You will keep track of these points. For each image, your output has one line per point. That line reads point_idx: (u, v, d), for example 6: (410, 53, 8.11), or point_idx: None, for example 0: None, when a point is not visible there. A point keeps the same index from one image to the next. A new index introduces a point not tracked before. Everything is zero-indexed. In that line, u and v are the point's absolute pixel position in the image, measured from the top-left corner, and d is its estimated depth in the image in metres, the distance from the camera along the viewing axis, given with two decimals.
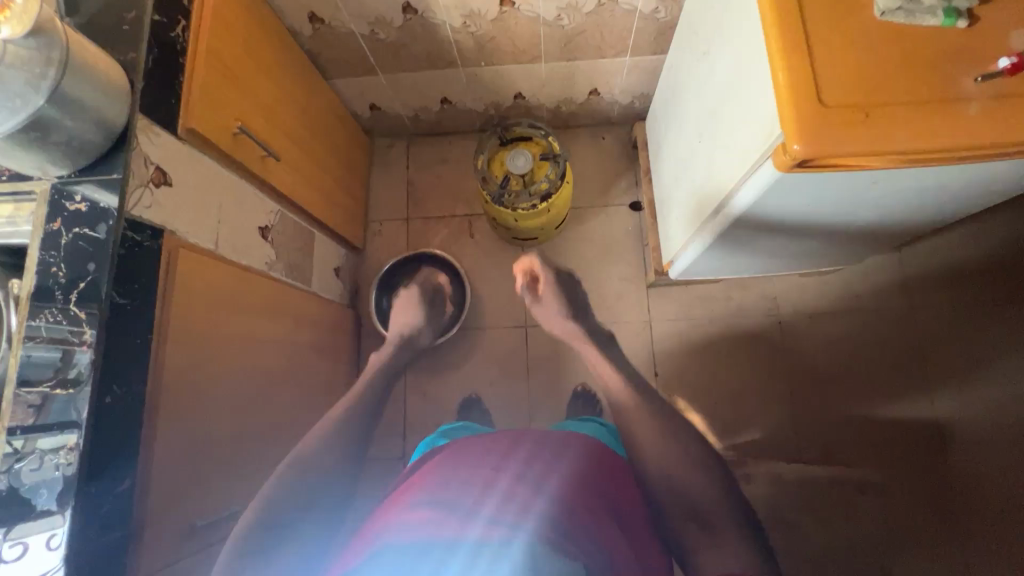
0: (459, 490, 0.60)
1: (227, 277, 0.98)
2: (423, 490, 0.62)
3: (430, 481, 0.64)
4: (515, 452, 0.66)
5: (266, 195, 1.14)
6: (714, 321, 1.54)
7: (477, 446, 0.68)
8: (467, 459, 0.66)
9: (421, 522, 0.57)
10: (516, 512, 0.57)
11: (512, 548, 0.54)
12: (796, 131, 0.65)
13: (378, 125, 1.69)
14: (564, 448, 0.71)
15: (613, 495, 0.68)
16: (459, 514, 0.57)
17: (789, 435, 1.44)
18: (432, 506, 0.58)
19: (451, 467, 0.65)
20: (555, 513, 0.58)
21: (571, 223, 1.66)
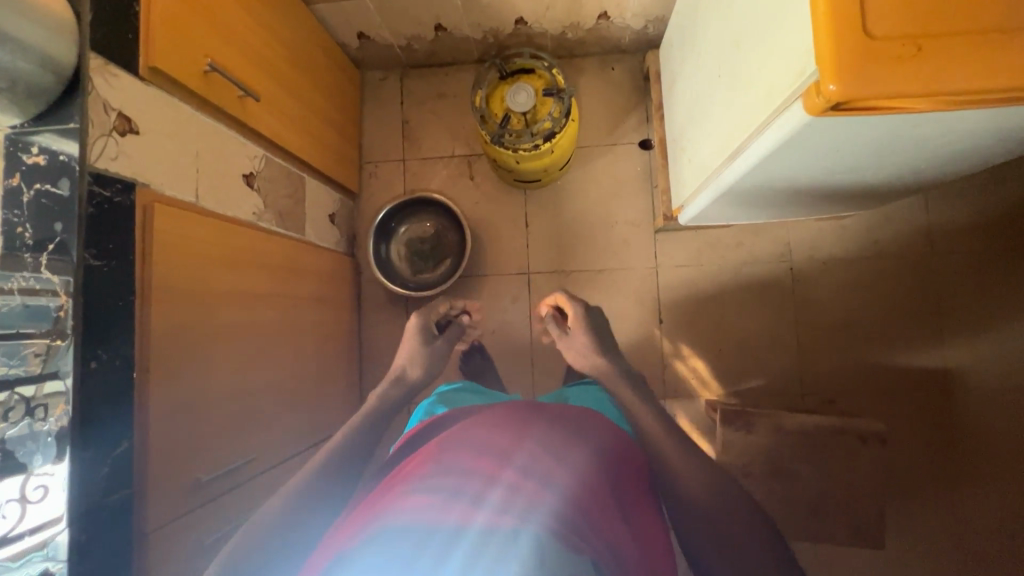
0: (465, 475, 0.60)
1: (212, 231, 0.93)
2: (427, 472, 0.62)
3: (433, 462, 0.64)
4: (524, 439, 0.66)
5: (248, 138, 1.06)
6: (724, 268, 1.49)
7: (485, 428, 0.68)
8: (471, 442, 0.66)
9: (424, 504, 0.57)
10: (523, 505, 0.57)
11: (519, 539, 0.54)
12: (834, 72, 0.57)
13: (367, 56, 1.56)
14: (575, 438, 0.71)
15: (620, 487, 0.68)
16: (465, 499, 0.58)
17: (792, 382, 1.43)
18: (436, 491, 0.59)
19: (455, 449, 0.65)
20: (562, 507, 0.58)
21: (576, 164, 1.57)
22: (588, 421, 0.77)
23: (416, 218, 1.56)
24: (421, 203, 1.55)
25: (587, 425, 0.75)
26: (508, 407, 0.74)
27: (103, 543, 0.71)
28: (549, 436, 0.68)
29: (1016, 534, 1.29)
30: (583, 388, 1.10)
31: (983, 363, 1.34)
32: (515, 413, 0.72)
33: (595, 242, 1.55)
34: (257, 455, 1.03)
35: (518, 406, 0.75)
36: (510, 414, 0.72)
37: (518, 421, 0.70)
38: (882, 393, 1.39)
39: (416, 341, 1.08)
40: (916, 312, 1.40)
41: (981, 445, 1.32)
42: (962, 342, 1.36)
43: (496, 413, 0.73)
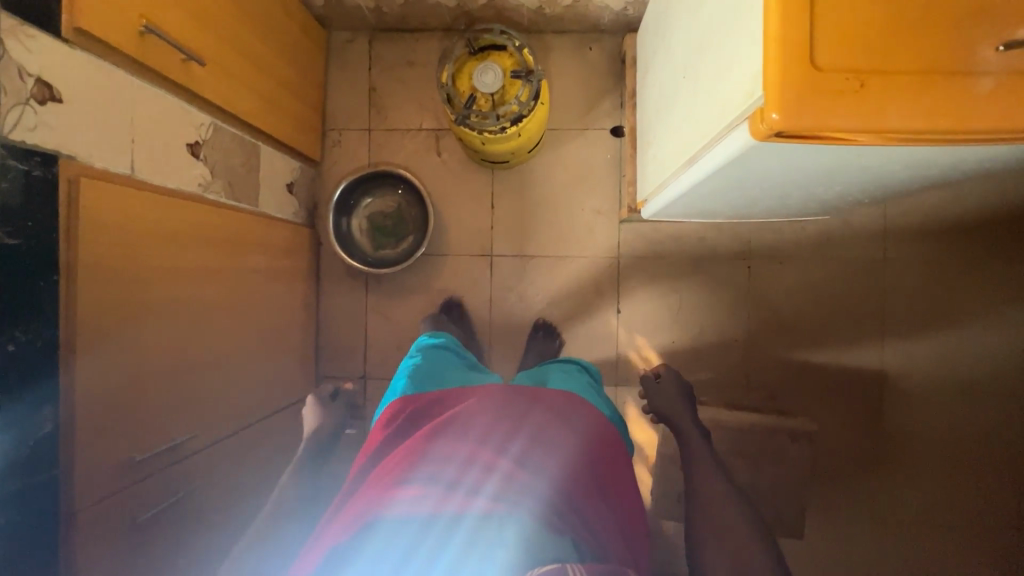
0: (462, 468, 0.71)
1: (151, 207, 0.89)
2: (426, 465, 0.72)
3: (431, 455, 0.74)
4: (513, 438, 0.78)
5: (192, 104, 1.00)
6: (685, 262, 1.51)
7: (477, 424, 0.79)
8: (466, 437, 0.76)
9: (426, 493, 0.68)
10: (515, 494, 0.69)
11: (512, 521, 0.66)
12: (777, 100, 0.57)
13: (333, 14, 1.47)
14: (563, 428, 0.83)
15: (602, 476, 0.81)
16: (460, 492, 0.68)
17: (738, 376, 1.49)
18: (435, 484, 0.69)
19: (452, 444, 0.75)
20: (549, 495, 0.71)
21: (546, 146, 1.54)
22: (576, 412, 0.89)
23: (380, 192, 1.53)
24: (385, 177, 1.51)
25: (573, 420, 0.86)
26: (499, 400, 0.85)
27: (25, 516, 0.72)
28: (536, 433, 0.80)
29: (924, 526, 1.40)
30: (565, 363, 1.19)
31: (914, 368, 1.42)
32: (507, 409, 0.83)
33: (560, 228, 1.54)
34: (200, 430, 1.03)
35: (509, 399, 0.86)
36: (500, 410, 0.83)
37: (509, 418, 0.81)
38: (822, 392, 1.45)
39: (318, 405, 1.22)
40: (862, 317, 1.45)
41: (905, 444, 1.41)
42: (899, 347, 1.43)
43: (488, 406, 0.84)
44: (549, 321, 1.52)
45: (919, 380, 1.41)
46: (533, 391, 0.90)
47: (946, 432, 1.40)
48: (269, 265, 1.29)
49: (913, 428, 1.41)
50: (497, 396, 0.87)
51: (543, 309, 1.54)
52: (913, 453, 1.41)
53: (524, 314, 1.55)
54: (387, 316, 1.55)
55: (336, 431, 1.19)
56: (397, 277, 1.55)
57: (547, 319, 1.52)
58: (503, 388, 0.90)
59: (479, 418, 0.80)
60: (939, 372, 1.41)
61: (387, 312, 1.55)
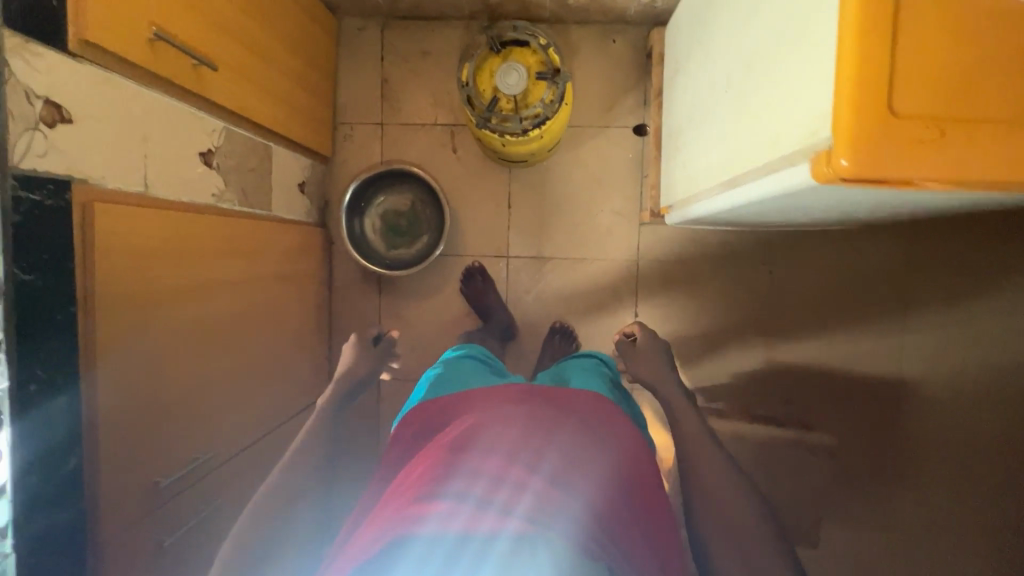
0: (493, 485, 0.69)
1: (166, 226, 0.85)
2: (456, 480, 0.70)
3: (461, 469, 0.71)
4: (544, 454, 0.75)
5: (204, 111, 0.95)
6: (705, 266, 1.49)
7: (507, 437, 0.77)
8: (496, 452, 0.74)
9: (458, 511, 0.65)
10: (549, 516, 0.67)
11: (546, 545, 0.64)
12: (848, 145, 0.53)
13: (345, 1, 1.39)
14: (594, 446, 0.81)
15: (631, 496, 0.79)
16: (493, 510, 0.66)
17: (755, 382, 1.48)
18: (465, 501, 0.67)
19: (482, 458, 0.73)
20: (582, 519, 0.69)
21: (566, 144, 1.48)
22: (606, 429, 0.87)
23: (393, 191, 1.48)
24: (397, 175, 1.46)
25: (603, 437, 0.84)
26: (526, 412, 0.83)
27: (51, 557, 0.70)
28: (566, 450, 0.77)
29: None
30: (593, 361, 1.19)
31: (935, 377, 1.40)
32: (536, 422, 0.81)
33: (578, 229, 1.51)
34: (219, 446, 1.01)
35: (536, 413, 0.83)
36: (530, 422, 0.80)
37: (540, 432, 0.79)
38: (839, 399, 1.45)
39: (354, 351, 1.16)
40: (885, 326, 1.43)
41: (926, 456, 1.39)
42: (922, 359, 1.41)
43: (516, 418, 0.81)
44: (568, 324, 1.49)
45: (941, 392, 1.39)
46: (561, 405, 0.88)
47: None
48: (283, 271, 1.25)
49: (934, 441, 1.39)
50: (527, 407, 0.85)
51: (560, 312, 1.52)
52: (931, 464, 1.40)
53: (540, 317, 1.53)
54: (400, 318, 1.52)
55: (371, 376, 1.14)
56: (411, 277, 1.52)
57: (563, 322, 1.49)
58: (530, 400, 0.88)
59: (508, 431, 0.77)
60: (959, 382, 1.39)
61: (400, 313, 1.52)
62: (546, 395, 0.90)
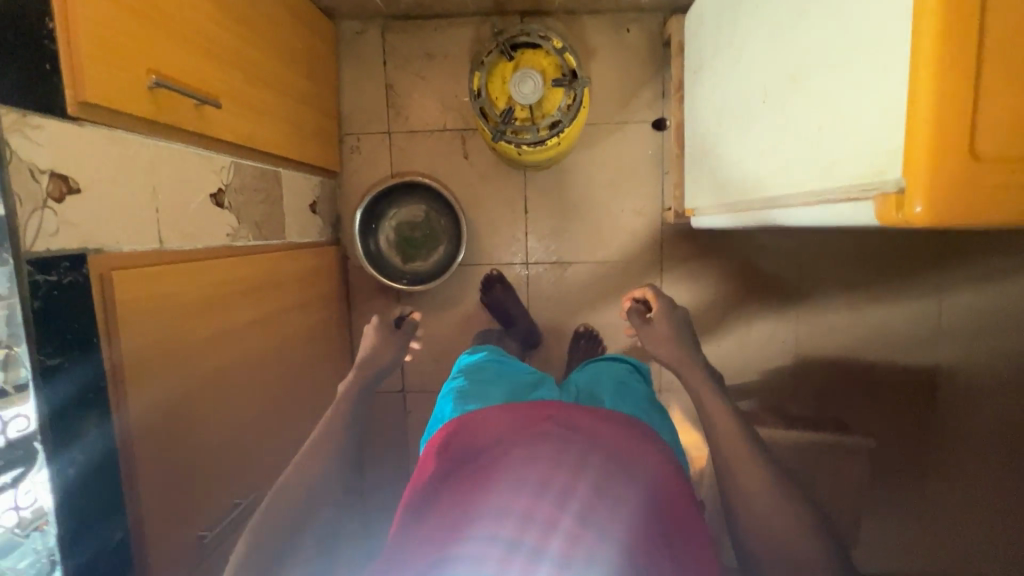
0: (521, 527, 0.69)
1: (187, 279, 0.83)
2: (484, 520, 0.71)
3: (490, 508, 0.72)
4: (575, 489, 0.74)
5: (211, 150, 0.91)
6: (731, 262, 1.45)
7: (536, 470, 0.75)
8: (524, 488, 0.73)
9: (486, 557, 0.67)
10: (577, 562, 0.67)
11: None
12: (924, 191, 0.48)
13: (342, 6, 1.32)
14: (629, 472, 0.78)
15: (668, 521, 0.77)
16: (520, 556, 0.67)
17: (786, 377, 1.45)
18: (494, 544, 0.68)
19: (511, 496, 0.73)
20: (612, 560, 0.69)
21: (582, 144, 1.42)
22: (641, 447, 0.83)
23: (406, 202, 1.44)
24: (407, 186, 1.42)
25: (638, 458, 0.81)
26: (557, 436, 0.81)
27: None
28: (598, 482, 0.75)
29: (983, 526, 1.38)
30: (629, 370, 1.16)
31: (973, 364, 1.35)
32: (567, 449, 0.79)
33: (598, 231, 1.46)
34: (257, 486, 1.01)
35: (568, 435, 0.81)
36: (561, 450, 0.78)
37: (571, 462, 0.77)
38: (874, 392, 1.42)
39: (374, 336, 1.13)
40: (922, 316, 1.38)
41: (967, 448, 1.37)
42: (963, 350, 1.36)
43: (545, 444, 0.79)
44: (592, 329, 1.47)
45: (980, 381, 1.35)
46: (593, 425, 0.85)
47: None
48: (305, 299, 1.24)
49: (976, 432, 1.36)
50: (558, 429, 0.82)
51: (583, 316, 1.49)
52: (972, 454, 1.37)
53: (563, 322, 1.50)
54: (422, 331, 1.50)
55: (390, 365, 1.10)
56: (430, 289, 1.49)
57: (588, 327, 1.47)
58: (561, 420, 0.85)
59: (537, 462, 0.76)
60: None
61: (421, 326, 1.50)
62: (580, 411, 0.87)
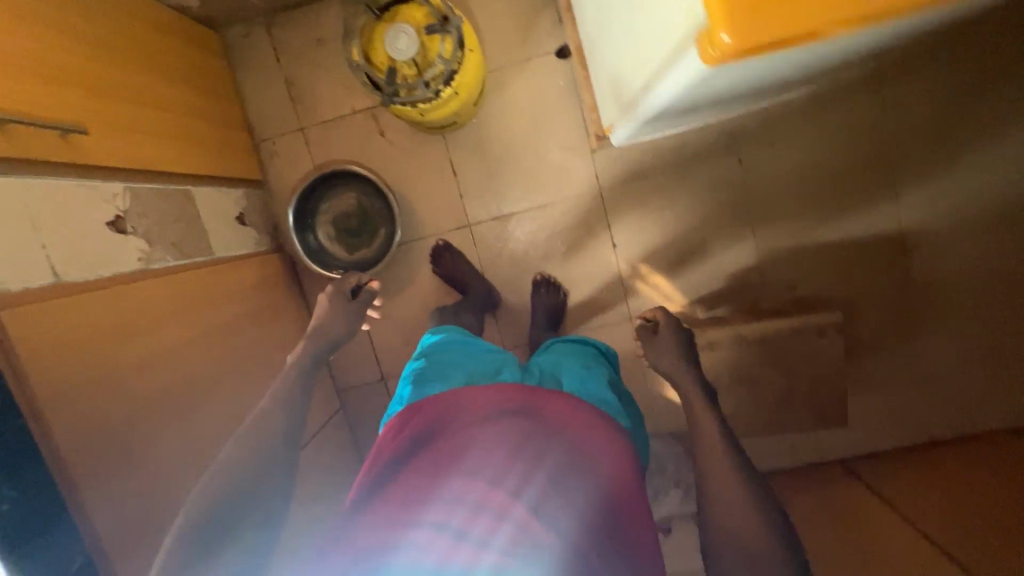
0: (472, 515, 0.69)
1: (103, 308, 0.84)
2: (435, 508, 0.71)
3: (443, 495, 0.72)
4: (530, 479, 0.73)
5: (97, 178, 0.91)
6: (671, 174, 1.41)
7: (493, 457, 0.75)
8: (479, 475, 0.73)
9: (435, 543, 0.67)
10: (526, 550, 0.67)
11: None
12: (725, 17, 0.45)
13: (218, 12, 1.30)
14: (587, 461, 0.77)
15: (623, 510, 0.76)
16: (469, 544, 0.67)
17: (753, 276, 1.43)
18: (443, 531, 0.68)
19: (466, 484, 0.72)
20: (564, 550, 0.68)
21: (493, 91, 1.39)
22: (601, 438, 0.82)
23: (336, 194, 1.43)
24: (336, 175, 1.41)
25: (597, 447, 0.80)
26: (516, 425, 0.79)
27: None
28: (556, 473, 0.74)
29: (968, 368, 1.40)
30: (591, 360, 1.12)
31: (927, 215, 1.37)
32: (526, 438, 0.77)
33: (532, 175, 1.43)
34: None
35: (527, 423, 0.80)
36: (519, 438, 0.77)
37: (529, 451, 0.76)
38: (839, 269, 1.40)
39: (329, 308, 1.09)
40: (870, 180, 1.38)
41: (940, 294, 1.39)
42: (918, 204, 1.37)
43: (505, 433, 0.78)
44: (549, 275, 1.46)
45: (937, 228, 1.37)
46: (554, 414, 0.83)
47: (971, 268, 1.38)
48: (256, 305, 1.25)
49: (945, 279, 1.39)
50: (518, 419, 0.81)
51: (539, 264, 1.48)
52: (943, 301, 1.40)
53: (521, 275, 1.48)
54: (385, 316, 1.50)
55: (345, 336, 1.08)
56: (383, 274, 1.49)
57: (544, 274, 1.46)
58: (525, 408, 0.83)
59: (495, 450, 0.75)
60: (952, 217, 1.36)
61: (383, 312, 1.50)
62: (540, 399, 0.85)
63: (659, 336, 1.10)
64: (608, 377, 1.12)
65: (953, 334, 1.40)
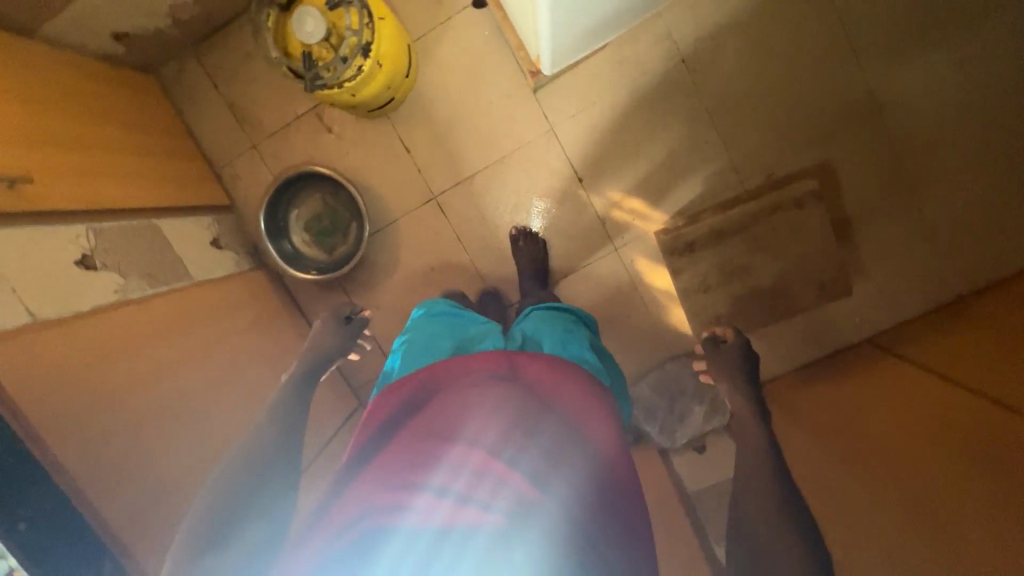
0: (476, 475, 0.63)
1: (87, 337, 0.88)
2: (435, 471, 0.64)
3: (443, 457, 0.65)
4: (531, 442, 0.67)
5: (58, 222, 0.96)
6: (618, 93, 1.39)
7: (496, 419, 0.68)
8: (482, 436, 0.66)
9: (436, 506, 0.60)
10: (531, 510, 0.61)
11: (524, 543, 0.59)
12: None
13: (147, 53, 1.35)
14: (576, 438, 0.74)
15: (614, 484, 0.72)
16: (472, 506, 0.60)
17: (727, 174, 1.39)
18: (445, 494, 0.61)
19: (467, 445, 0.66)
20: (568, 516, 0.63)
21: (422, 60, 1.39)
22: (594, 417, 0.78)
23: (302, 199, 1.46)
24: (298, 180, 1.44)
25: (590, 426, 0.76)
26: (516, 394, 0.74)
27: None
28: (555, 444, 0.70)
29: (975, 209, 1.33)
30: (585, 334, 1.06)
31: (890, 64, 1.32)
32: (527, 406, 0.72)
33: (483, 132, 1.43)
34: None
35: (521, 391, 0.75)
36: (521, 406, 0.72)
37: (530, 418, 0.71)
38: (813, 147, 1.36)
39: (322, 333, 1.09)
40: (823, 44, 1.33)
41: (924, 141, 1.33)
42: (877, 55, 1.32)
43: (502, 397, 0.73)
44: (525, 227, 1.45)
45: (903, 74, 1.32)
46: (550, 391, 0.78)
47: (950, 105, 1.32)
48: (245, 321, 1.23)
49: (925, 124, 1.33)
50: (518, 388, 0.75)
51: (513, 218, 1.47)
52: (929, 146, 1.34)
53: (498, 233, 1.48)
54: (379, 306, 1.52)
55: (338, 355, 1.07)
56: (367, 266, 1.51)
57: (518, 226, 1.44)
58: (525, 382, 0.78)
59: (500, 412, 0.69)
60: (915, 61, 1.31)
61: (376, 302, 1.52)
62: (528, 363, 0.80)
63: (723, 355, 1.20)
64: (591, 342, 1.05)
65: (950, 178, 1.34)
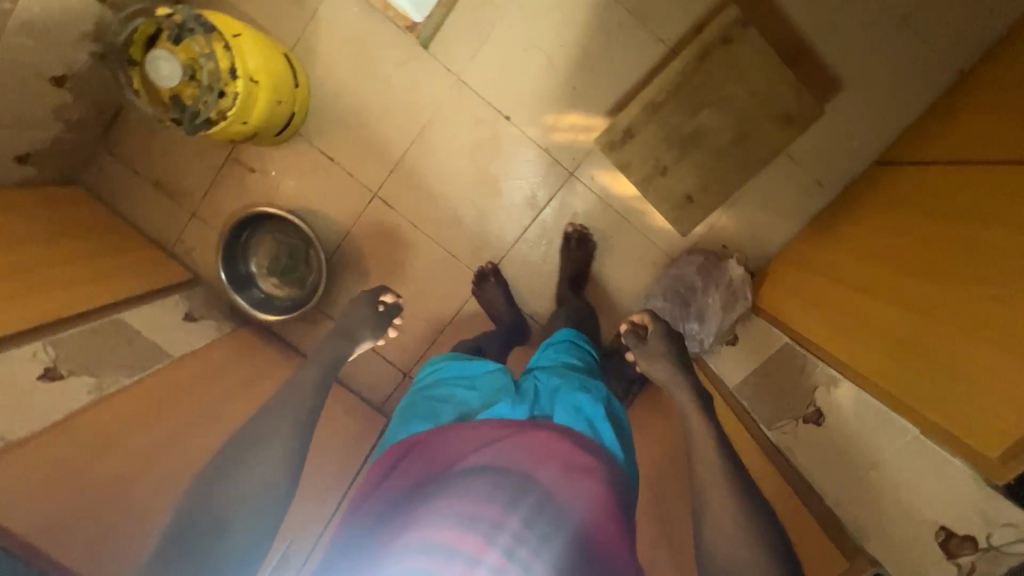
0: (443, 561, 0.62)
1: (68, 444, 0.90)
2: (404, 555, 0.64)
3: (414, 540, 0.65)
4: (504, 522, 0.67)
5: (13, 346, 0.97)
6: (512, 12, 1.27)
7: (469, 499, 0.68)
8: (455, 517, 0.66)
9: None
10: None
11: None
12: None
13: (60, 165, 1.37)
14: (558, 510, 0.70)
15: (594, 551, 0.69)
16: None
17: (655, 49, 1.26)
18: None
19: (439, 526, 0.66)
20: None
21: (309, 64, 1.34)
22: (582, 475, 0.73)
23: (255, 245, 1.45)
24: (252, 226, 1.43)
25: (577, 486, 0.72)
26: (500, 464, 0.72)
27: None
28: (532, 520, 0.68)
29: None
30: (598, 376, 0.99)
31: None
32: (507, 481, 0.71)
33: (394, 110, 1.35)
34: None
35: (506, 459, 0.73)
36: (501, 482, 0.70)
37: (507, 495, 0.69)
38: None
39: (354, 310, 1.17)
40: None
41: None
42: None
43: (494, 487, 0.70)
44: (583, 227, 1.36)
45: None
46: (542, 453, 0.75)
47: None
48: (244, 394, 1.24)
49: None
50: (502, 453, 0.73)
51: (458, 184, 1.39)
52: None
53: (449, 205, 1.41)
54: None
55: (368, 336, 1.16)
56: (339, 287, 1.48)
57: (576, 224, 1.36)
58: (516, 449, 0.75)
59: (475, 492, 0.69)
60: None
61: None
62: (540, 442, 0.75)
63: (652, 357, 1.01)
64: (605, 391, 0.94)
65: None
